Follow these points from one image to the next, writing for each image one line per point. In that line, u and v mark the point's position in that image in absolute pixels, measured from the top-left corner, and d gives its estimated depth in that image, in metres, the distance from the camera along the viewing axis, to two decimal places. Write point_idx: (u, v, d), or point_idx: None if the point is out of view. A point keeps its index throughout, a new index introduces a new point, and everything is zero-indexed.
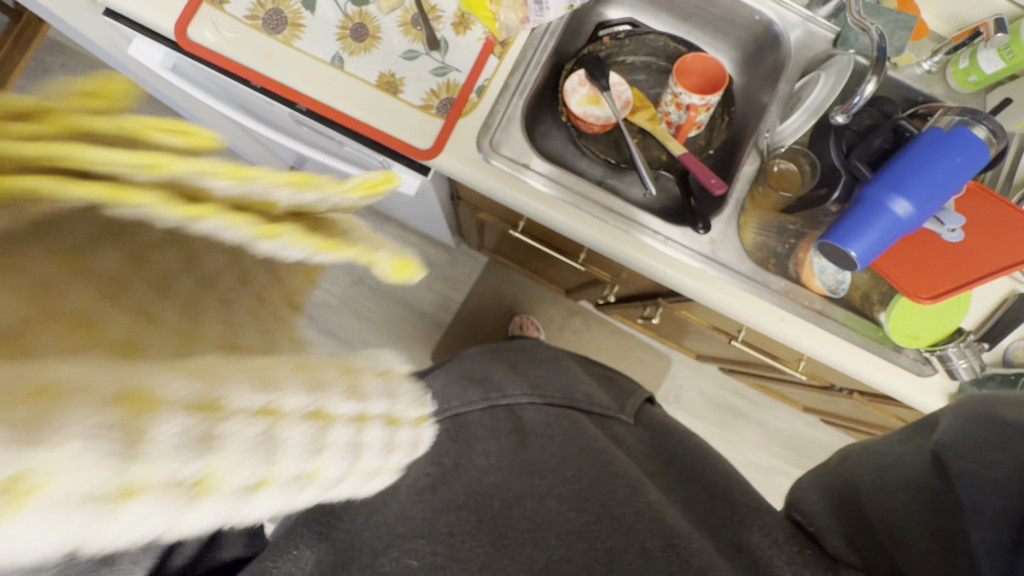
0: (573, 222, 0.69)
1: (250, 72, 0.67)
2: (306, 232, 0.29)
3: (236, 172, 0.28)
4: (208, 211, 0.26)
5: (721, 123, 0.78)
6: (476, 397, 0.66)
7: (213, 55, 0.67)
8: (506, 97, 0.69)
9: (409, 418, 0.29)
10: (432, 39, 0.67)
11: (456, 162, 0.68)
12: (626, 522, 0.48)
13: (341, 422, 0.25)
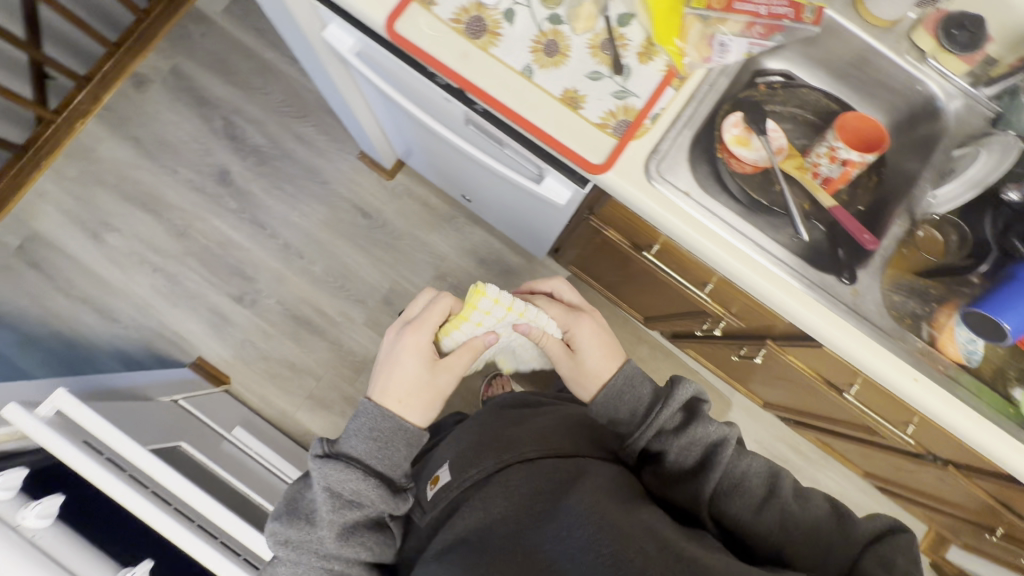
0: (725, 253, 0.72)
1: (447, 69, 0.72)
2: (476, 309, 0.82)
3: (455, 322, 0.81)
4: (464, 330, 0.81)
5: (868, 182, 0.80)
6: (477, 454, 0.73)
7: (415, 50, 0.72)
8: (677, 128, 0.73)
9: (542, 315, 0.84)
10: (619, 64, 0.71)
11: (624, 181, 0.71)
12: (620, 527, 0.52)
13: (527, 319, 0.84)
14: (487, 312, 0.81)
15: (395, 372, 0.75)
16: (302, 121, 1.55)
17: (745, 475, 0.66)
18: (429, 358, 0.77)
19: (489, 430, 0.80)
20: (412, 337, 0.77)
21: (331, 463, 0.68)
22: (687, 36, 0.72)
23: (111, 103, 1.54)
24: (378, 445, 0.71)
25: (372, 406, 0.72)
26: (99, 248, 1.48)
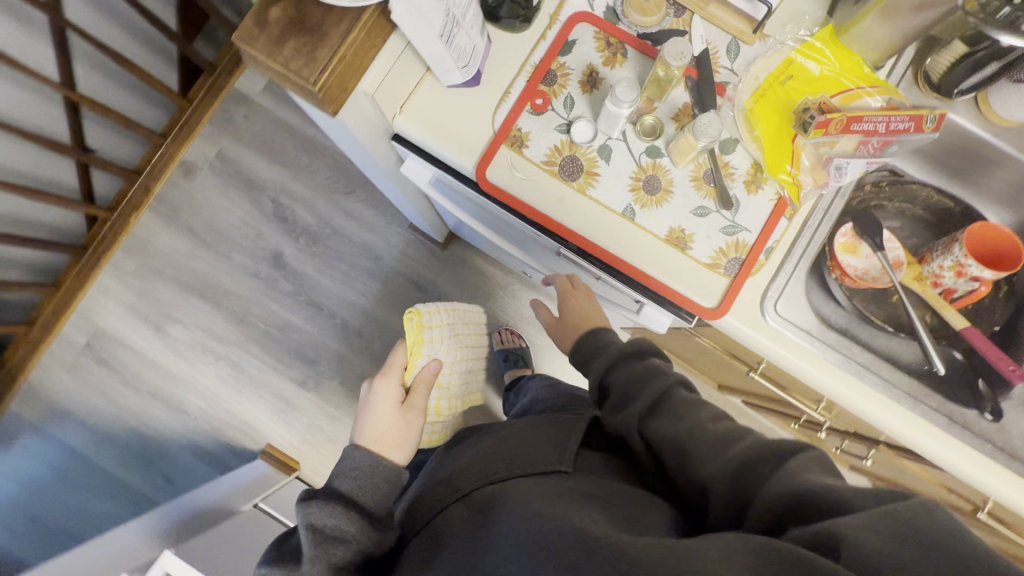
0: (852, 392, 0.67)
1: (544, 217, 0.69)
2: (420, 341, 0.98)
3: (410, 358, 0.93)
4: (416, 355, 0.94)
5: (998, 294, 0.74)
6: (432, 489, 0.65)
7: (509, 199, 0.69)
8: (793, 261, 0.68)
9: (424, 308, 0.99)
10: (728, 200, 0.67)
11: (739, 324, 0.67)
12: (548, 538, 0.44)
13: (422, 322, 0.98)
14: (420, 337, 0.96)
15: (373, 413, 0.84)
16: (350, 197, 1.54)
17: (688, 398, 0.56)
18: (395, 399, 0.87)
19: (446, 461, 0.71)
20: (383, 382, 0.89)
21: (318, 497, 0.70)
22: (798, 161, 0.67)
23: (163, 194, 1.54)
24: (357, 476, 0.73)
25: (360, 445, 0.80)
26: (163, 340, 1.50)
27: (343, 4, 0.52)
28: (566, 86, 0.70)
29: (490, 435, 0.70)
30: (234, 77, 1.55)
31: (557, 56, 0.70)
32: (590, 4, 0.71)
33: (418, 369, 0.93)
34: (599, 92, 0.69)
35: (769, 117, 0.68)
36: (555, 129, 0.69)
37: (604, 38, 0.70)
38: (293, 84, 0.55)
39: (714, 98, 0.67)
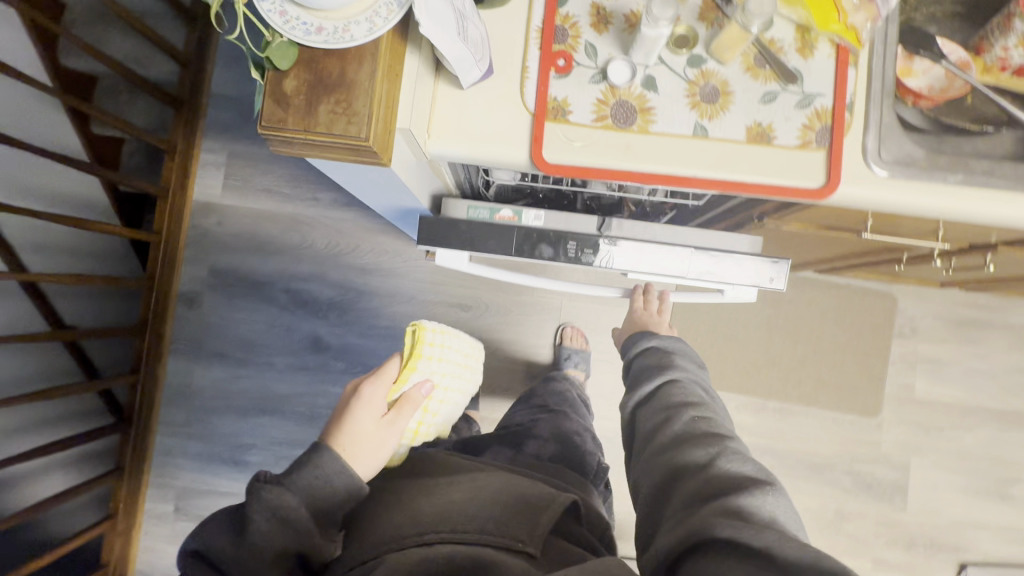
0: (986, 203, 0.64)
1: (620, 173, 0.64)
2: (413, 363, 0.88)
3: (403, 375, 0.86)
4: (405, 372, 0.87)
5: None
6: (386, 524, 0.65)
7: (577, 171, 0.64)
8: (876, 102, 0.65)
9: (430, 326, 0.93)
10: (791, 73, 0.63)
11: (853, 187, 0.64)
12: None
13: (425, 353, 0.91)
14: (427, 356, 0.91)
15: (356, 419, 0.78)
16: (357, 253, 1.47)
17: (688, 437, 0.70)
18: (379, 413, 0.80)
19: (406, 493, 0.71)
20: (371, 390, 0.81)
21: (276, 487, 0.64)
22: (843, 6, 0.63)
23: (178, 333, 1.47)
24: (315, 480, 0.66)
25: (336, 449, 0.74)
26: (247, 471, 1.44)
27: (360, 43, 0.47)
28: (580, 35, 0.65)
29: (467, 482, 0.72)
30: (189, 191, 1.47)
31: (557, 9, 0.65)
32: None
33: (405, 386, 0.86)
34: (615, 26, 0.65)
35: None
36: (590, 81, 0.65)
37: None
38: (340, 147, 0.50)
39: None
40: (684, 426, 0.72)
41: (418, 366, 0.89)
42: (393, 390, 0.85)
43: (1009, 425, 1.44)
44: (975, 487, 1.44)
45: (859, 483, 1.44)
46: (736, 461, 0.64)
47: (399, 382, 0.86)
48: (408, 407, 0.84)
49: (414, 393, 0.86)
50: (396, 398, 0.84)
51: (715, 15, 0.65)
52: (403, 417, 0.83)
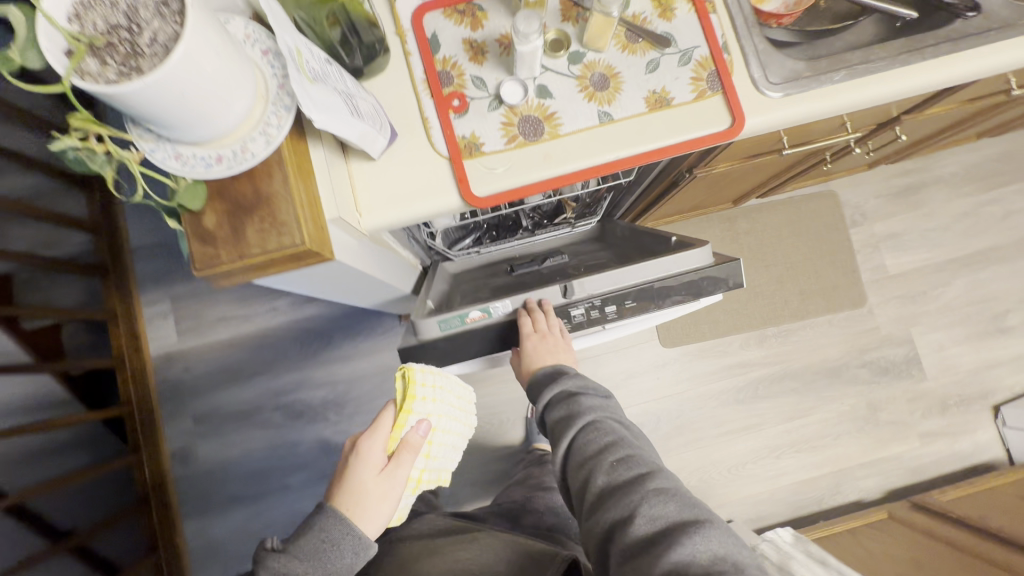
0: (877, 86, 0.69)
1: (549, 181, 0.66)
2: (408, 411, 0.71)
3: (398, 426, 0.71)
4: (399, 425, 0.71)
5: None
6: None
7: (511, 194, 0.66)
8: (746, 34, 0.69)
9: (416, 371, 0.72)
10: (664, 38, 0.67)
11: (757, 117, 0.68)
12: None
13: (420, 401, 0.72)
14: (426, 399, 0.73)
15: (355, 477, 0.69)
16: (332, 346, 1.44)
17: (611, 471, 0.65)
18: (376, 467, 0.70)
19: (405, 551, 0.85)
20: (369, 447, 0.71)
21: (286, 556, 0.64)
22: None
23: (183, 493, 1.40)
24: (321, 552, 0.64)
25: (338, 513, 0.67)
26: None
27: (262, 157, 0.47)
28: (464, 72, 0.67)
29: (455, 546, 0.82)
30: (144, 350, 1.42)
31: (434, 56, 0.67)
32: None
33: (402, 433, 0.72)
34: (492, 54, 0.67)
35: None
36: (489, 110, 0.67)
37: (453, 11, 0.68)
38: (278, 260, 0.49)
39: None
40: (603, 472, 0.66)
41: (415, 413, 0.72)
42: (391, 441, 0.71)
43: (979, 265, 1.52)
44: (974, 332, 1.50)
45: (876, 371, 1.48)
46: (652, 499, 0.61)
47: (394, 432, 0.72)
48: (404, 461, 0.71)
49: (410, 448, 0.71)
50: (392, 449, 0.72)
51: (576, 11, 0.68)
52: (401, 470, 0.71)
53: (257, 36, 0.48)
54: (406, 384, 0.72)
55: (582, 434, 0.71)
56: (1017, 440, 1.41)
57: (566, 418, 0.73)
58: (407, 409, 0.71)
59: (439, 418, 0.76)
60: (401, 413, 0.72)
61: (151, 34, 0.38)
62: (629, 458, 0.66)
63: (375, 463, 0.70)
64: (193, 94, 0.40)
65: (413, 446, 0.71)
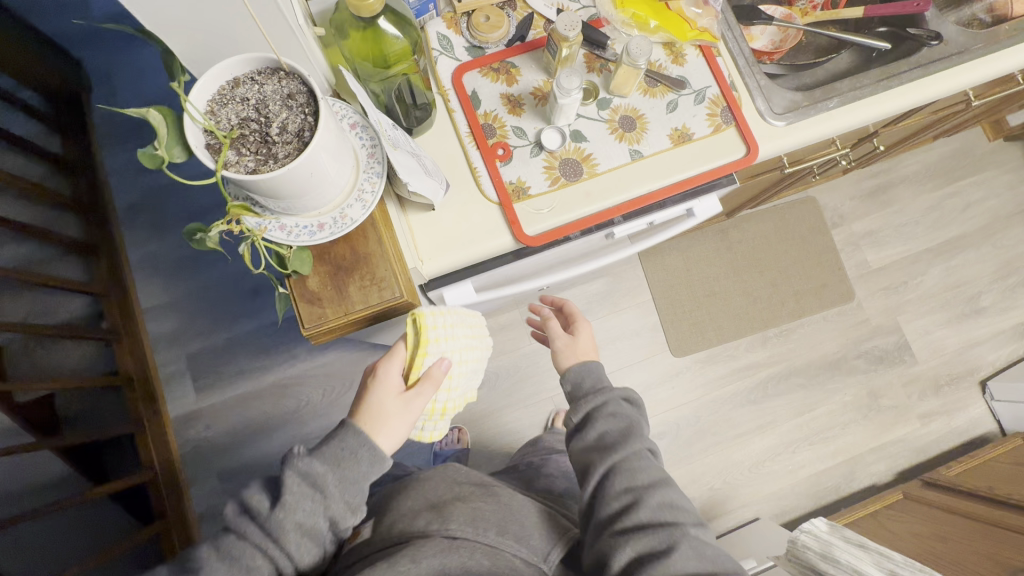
0: (863, 110, 0.78)
1: (593, 217, 0.72)
2: (429, 340, 0.67)
3: (418, 355, 0.67)
4: (419, 354, 0.67)
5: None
6: (404, 517, 0.69)
7: (560, 231, 0.71)
8: (750, 73, 0.77)
9: (428, 309, 0.69)
10: (680, 81, 0.75)
11: (767, 144, 0.76)
12: None
13: (439, 326, 0.68)
14: (448, 332, 0.69)
15: (375, 398, 0.67)
16: (355, 388, 1.45)
17: (656, 508, 0.66)
18: (395, 392, 0.67)
19: (426, 491, 0.73)
20: (386, 372, 0.68)
21: (308, 462, 0.61)
22: (689, 17, 0.75)
23: None
24: (342, 461, 0.62)
25: (357, 430, 0.64)
26: None
27: (360, 221, 0.52)
28: (505, 124, 0.73)
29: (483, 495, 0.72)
30: (161, 411, 1.40)
31: (476, 111, 0.73)
32: (454, 58, 0.74)
33: (424, 363, 0.68)
34: (529, 106, 0.74)
35: (641, 6, 0.74)
36: (531, 157, 0.73)
37: (488, 69, 0.74)
38: (379, 313, 0.54)
39: (600, 32, 0.75)
40: (639, 503, 0.66)
41: (436, 343, 0.68)
42: (411, 367, 0.68)
43: (949, 253, 1.66)
44: (954, 315, 1.62)
45: (873, 359, 1.58)
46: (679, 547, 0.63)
47: (414, 361, 0.68)
48: (424, 390, 0.67)
49: (429, 380, 0.67)
50: (410, 374, 0.68)
51: (598, 63, 0.76)
52: (420, 398, 0.67)
53: (345, 112, 0.53)
54: (427, 313, 0.68)
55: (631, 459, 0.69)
56: (1007, 412, 1.52)
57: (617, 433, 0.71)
58: (427, 337, 0.67)
59: (466, 348, 0.72)
60: (421, 339, 0.68)
61: (280, 124, 0.43)
62: (669, 504, 0.66)
63: (394, 391, 0.67)
64: (317, 176, 0.44)
65: (433, 377, 0.67)
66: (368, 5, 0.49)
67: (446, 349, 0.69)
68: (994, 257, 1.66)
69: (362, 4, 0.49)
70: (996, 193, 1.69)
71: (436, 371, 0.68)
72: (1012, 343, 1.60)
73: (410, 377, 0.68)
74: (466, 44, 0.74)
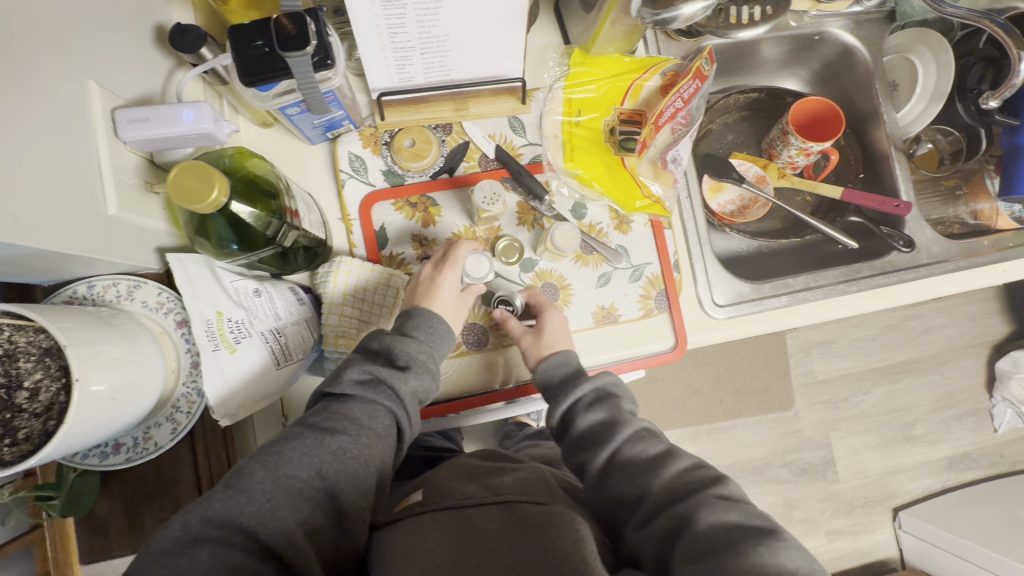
0: (812, 314, 0.72)
1: (506, 391, 0.65)
2: (333, 302, 0.58)
3: (329, 333, 0.58)
4: (333, 324, 0.58)
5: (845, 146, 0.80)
6: (450, 484, 0.52)
7: (465, 404, 0.64)
8: (698, 255, 0.69)
9: (334, 276, 0.59)
10: (618, 255, 0.66)
11: (699, 337, 0.69)
12: None
13: (347, 287, 0.59)
14: (353, 300, 0.59)
15: (442, 287, 0.57)
16: None
17: (662, 461, 0.52)
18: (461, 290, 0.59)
19: (462, 463, 0.58)
20: (448, 272, 0.58)
21: (413, 342, 0.53)
22: (643, 182, 0.66)
23: None
24: (430, 341, 0.54)
25: (436, 313, 0.56)
26: None
27: (166, 446, 0.43)
28: (410, 271, 0.64)
29: (522, 467, 0.56)
30: None
31: (380, 251, 0.64)
32: (368, 182, 0.64)
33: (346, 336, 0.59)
34: None
35: (593, 165, 0.67)
36: None
37: (404, 202, 0.64)
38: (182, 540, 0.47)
39: (540, 182, 0.64)
40: (655, 479, 0.50)
41: (341, 305, 0.59)
42: (336, 333, 0.58)
43: (896, 376, 1.64)
44: (884, 439, 1.62)
45: (796, 471, 1.58)
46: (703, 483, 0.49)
47: (335, 336, 0.58)
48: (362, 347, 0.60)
49: (344, 338, 0.59)
50: (347, 337, 0.59)
51: (533, 214, 0.66)
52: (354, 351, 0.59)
53: (171, 306, 0.45)
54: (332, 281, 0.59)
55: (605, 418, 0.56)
56: (909, 543, 1.54)
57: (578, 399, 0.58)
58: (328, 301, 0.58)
59: (379, 313, 0.61)
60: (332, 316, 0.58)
61: (30, 387, 0.33)
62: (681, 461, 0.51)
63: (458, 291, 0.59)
64: (86, 444, 0.36)
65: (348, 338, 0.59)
66: (210, 201, 0.39)
67: (361, 304, 0.60)
68: (937, 387, 1.65)
69: (203, 200, 0.39)
70: (956, 322, 1.66)
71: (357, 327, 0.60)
72: (933, 475, 1.62)
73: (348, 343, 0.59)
74: (384, 167, 0.64)
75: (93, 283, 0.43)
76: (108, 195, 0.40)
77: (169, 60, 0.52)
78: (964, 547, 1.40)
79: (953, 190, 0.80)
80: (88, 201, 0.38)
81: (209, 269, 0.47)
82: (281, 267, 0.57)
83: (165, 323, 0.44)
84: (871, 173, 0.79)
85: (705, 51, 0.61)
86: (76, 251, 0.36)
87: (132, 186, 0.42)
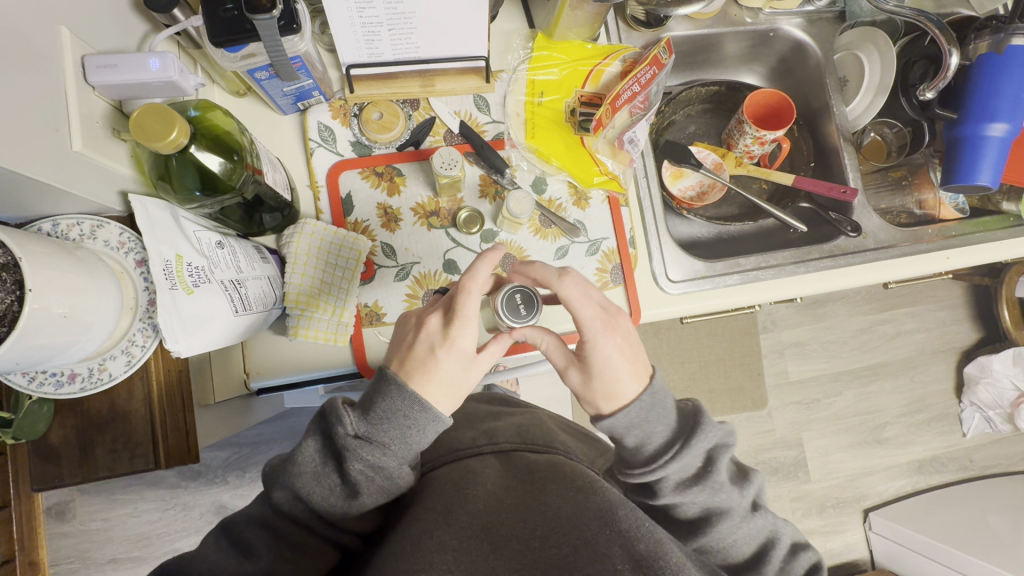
0: (764, 294, 0.75)
1: None
2: (296, 255, 0.61)
3: (292, 284, 0.60)
4: (296, 275, 0.61)
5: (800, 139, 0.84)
6: (453, 436, 0.58)
7: None
8: (654, 235, 0.72)
9: (298, 232, 0.61)
10: (575, 229, 0.69)
11: (654, 311, 0.72)
12: (541, 540, 0.43)
13: (312, 241, 0.62)
14: (315, 257, 0.62)
15: (434, 370, 0.48)
16: None
17: (756, 530, 0.56)
18: (463, 357, 0.49)
19: (464, 417, 0.63)
20: (460, 330, 0.48)
21: (371, 448, 0.47)
22: (599, 159, 0.70)
23: (53, 555, 1.10)
24: (400, 435, 0.47)
25: (424, 402, 0.47)
26: None
27: (120, 378, 0.46)
28: (374, 238, 0.67)
29: (519, 414, 0.62)
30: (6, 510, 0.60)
31: (345, 218, 0.67)
32: (336, 151, 0.67)
33: (306, 290, 0.61)
34: (406, 223, 0.68)
35: (552, 142, 0.71)
36: (396, 280, 0.67)
37: (370, 171, 0.68)
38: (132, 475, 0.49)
39: (502, 158, 0.66)
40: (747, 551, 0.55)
41: (303, 259, 0.61)
42: (298, 285, 0.61)
43: (867, 378, 1.67)
44: (856, 440, 1.65)
45: (769, 470, 1.60)
46: (792, 562, 0.57)
47: (297, 287, 0.61)
48: (324, 303, 0.62)
49: (304, 293, 0.61)
50: (307, 290, 0.61)
51: (494, 187, 0.69)
52: (316, 304, 0.61)
53: (132, 246, 0.47)
54: (297, 237, 0.61)
55: (692, 485, 0.54)
56: (879, 545, 1.56)
57: (654, 459, 0.53)
58: (292, 253, 0.61)
59: (342, 270, 0.63)
60: (294, 268, 0.61)
61: None
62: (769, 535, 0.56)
63: (453, 359, 0.48)
64: (33, 359, 0.38)
65: (308, 294, 0.61)
66: (168, 141, 0.41)
67: (323, 259, 0.62)
68: (908, 391, 1.68)
69: (162, 139, 0.41)
70: (926, 327, 1.70)
71: (319, 281, 0.62)
72: (903, 478, 1.65)
73: (309, 296, 0.61)
74: (352, 138, 0.68)
75: (58, 221, 0.46)
76: (74, 132, 0.42)
77: (144, 25, 0.55)
78: (929, 546, 1.41)
79: (900, 181, 0.84)
80: (53, 134, 0.40)
81: (172, 217, 0.48)
82: (247, 228, 0.60)
83: (125, 262, 0.46)
84: (824, 162, 0.83)
85: (662, 39, 0.61)
86: (40, 179, 0.39)
87: (100, 130, 0.45)
